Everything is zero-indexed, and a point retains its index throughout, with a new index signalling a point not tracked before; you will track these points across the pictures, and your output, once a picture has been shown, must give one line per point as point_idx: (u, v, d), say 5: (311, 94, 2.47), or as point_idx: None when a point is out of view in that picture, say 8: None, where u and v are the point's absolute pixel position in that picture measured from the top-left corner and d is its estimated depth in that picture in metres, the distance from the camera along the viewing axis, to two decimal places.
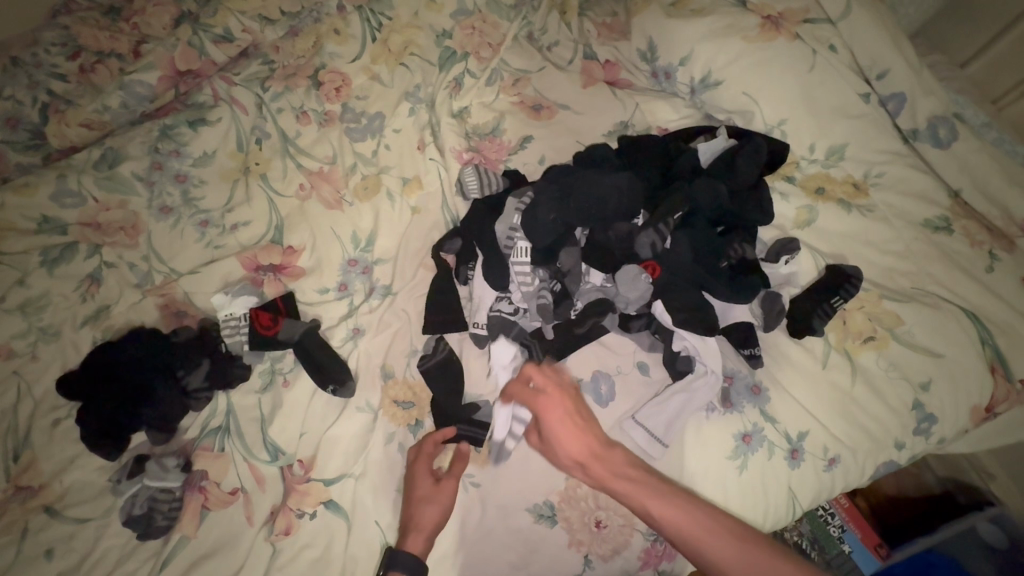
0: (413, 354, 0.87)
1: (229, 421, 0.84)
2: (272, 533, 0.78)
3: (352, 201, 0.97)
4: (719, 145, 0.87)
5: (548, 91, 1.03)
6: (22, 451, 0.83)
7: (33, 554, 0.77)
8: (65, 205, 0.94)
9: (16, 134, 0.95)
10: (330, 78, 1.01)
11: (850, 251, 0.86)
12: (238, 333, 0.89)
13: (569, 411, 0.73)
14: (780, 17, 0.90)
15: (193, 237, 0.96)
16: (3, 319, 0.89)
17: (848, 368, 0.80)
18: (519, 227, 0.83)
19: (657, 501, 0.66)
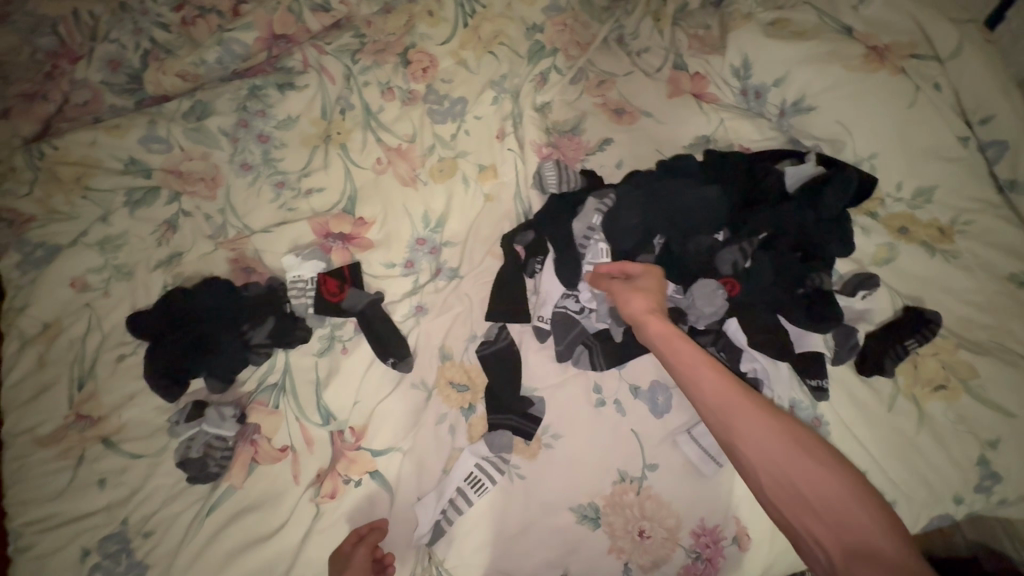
0: (471, 339, 0.86)
1: (285, 379, 0.86)
2: (317, 494, 0.79)
3: (427, 180, 0.98)
4: (807, 171, 0.85)
5: (632, 97, 1.02)
6: (86, 381, 0.87)
7: (89, 481, 0.81)
8: (152, 150, 0.97)
9: (116, 77, 0.99)
10: (418, 58, 1.02)
11: (929, 296, 0.84)
12: (304, 295, 0.90)
13: (653, 297, 0.75)
14: (886, 50, 0.89)
15: (268, 197, 0.98)
16: (85, 252, 0.93)
17: (914, 414, 0.78)
18: (597, 228, 0.85)
19: (771, 451, 0.63)
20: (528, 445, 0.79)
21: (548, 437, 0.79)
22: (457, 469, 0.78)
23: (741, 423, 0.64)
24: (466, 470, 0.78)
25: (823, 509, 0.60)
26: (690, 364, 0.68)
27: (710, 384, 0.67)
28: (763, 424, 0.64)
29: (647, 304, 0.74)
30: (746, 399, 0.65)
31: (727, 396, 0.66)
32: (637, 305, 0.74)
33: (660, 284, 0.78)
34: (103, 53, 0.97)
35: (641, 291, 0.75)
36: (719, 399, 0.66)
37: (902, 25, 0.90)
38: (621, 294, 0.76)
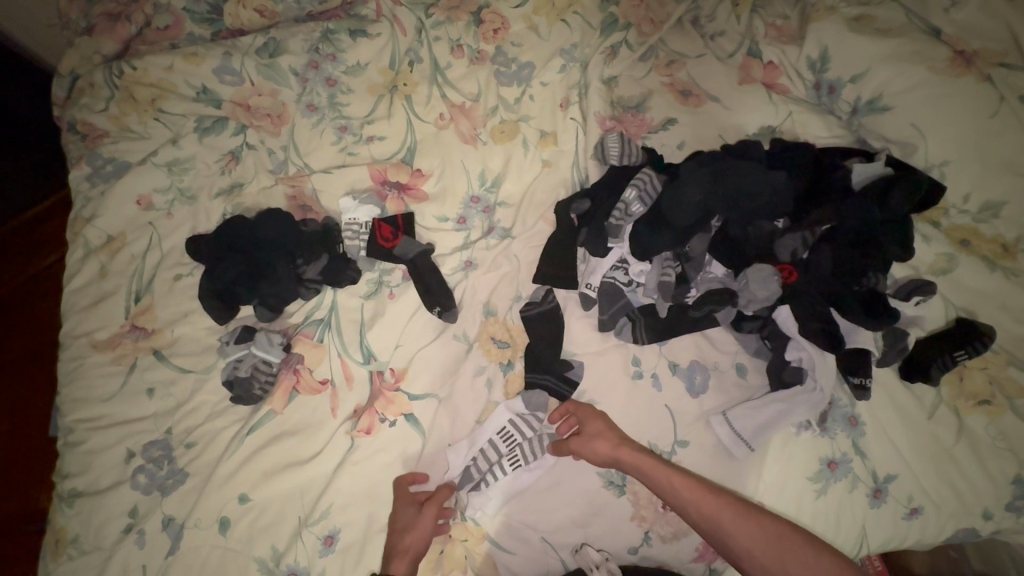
0: (516, 300, 0.88)
1: (331, 316, 0.88)
2: (353, 428, 0.81)
3: (487, 140, 0.98)
4: (875, 169, 0.83)
5: (701, 79, 1.01)
6: (143, 295, 0.90)
7: (139, 388, 0.85)
8: (224, 82, 0.99)
9: (198, 5, 1.01)
10: (490, 18, 1.01)
11: (983, 312, 0.82)
12: (357, 238, 0.92)
13: (605, 439, 0.75)
14: (974, 56, 0.86)
15: (330, 140, 1.00)
16: (153, 172, 0.96)
17: (953, 425, 0.78)
18: (631, 202, 0.84)
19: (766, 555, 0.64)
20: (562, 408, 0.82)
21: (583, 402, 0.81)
22: (489, 421, 0.80)
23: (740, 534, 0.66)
24: (499, 424, 0.80)
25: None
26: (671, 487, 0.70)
27: (689, 501, 0.69)
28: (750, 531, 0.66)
29: (607, 444, 0.74)
30: (722, 507, 0.68)
31: (708, 511, 0.68)
32: (595, 451, 0.74)
33: (608, 419, 0.77)
34: None
35: (593, 436, 0.75)
36: (705, 518, 0.68)
37: (994, 32, 0.86)
38: (577, 447, 0.76)
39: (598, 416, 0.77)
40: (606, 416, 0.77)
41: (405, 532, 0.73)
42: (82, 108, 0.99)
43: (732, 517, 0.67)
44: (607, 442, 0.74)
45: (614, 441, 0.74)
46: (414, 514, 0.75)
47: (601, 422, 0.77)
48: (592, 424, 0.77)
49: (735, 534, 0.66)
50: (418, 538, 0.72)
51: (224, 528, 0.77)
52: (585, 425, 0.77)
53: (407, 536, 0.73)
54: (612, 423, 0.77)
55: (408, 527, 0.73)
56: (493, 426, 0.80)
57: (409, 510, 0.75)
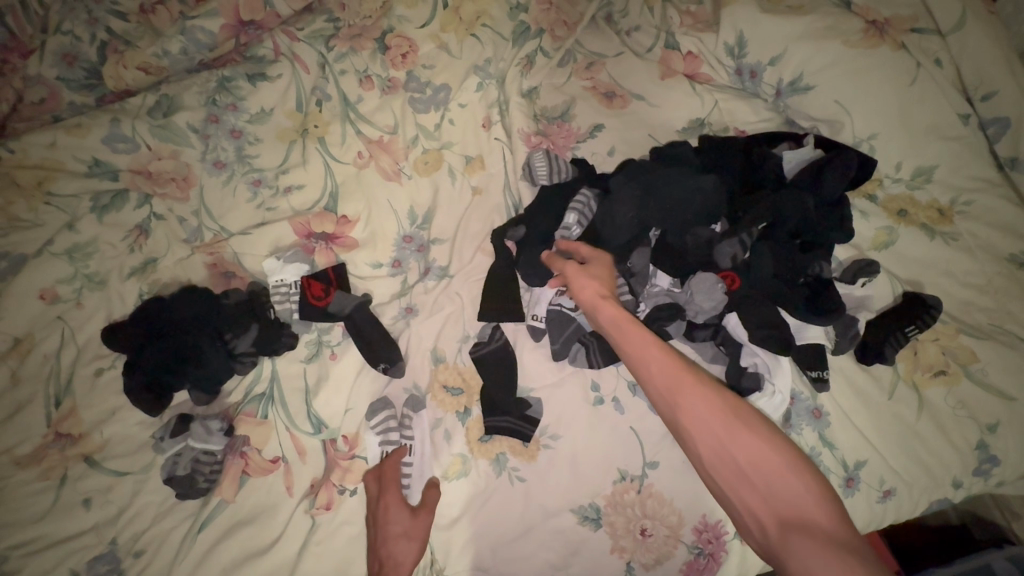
0: (464, 340, 0.84)
1: (272, 388, 0.83)
2: (312, 506, 0.77)
3: (411, 174, 0.93)
4: (806, 154, 0.82)
5: (622, 79, 0.98)
6: (63, 398, 0.83)
7: (72, 502, 0.78)
8: (117, 151, 0.91)
9: (72, 72, 0.92)
10: (397, 42, 0.95)
11: (928, 280, 0.82)
12: (288, 300, 0.86)
13: (605, 283, 0.75)
14: (886, 24, 0.85)
15: (245, 197, 0.93)
16: (52, 262, 0.87)
17: (915, 401, 0.77)
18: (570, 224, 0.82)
19: (726, 439, 0.62)
20: (526, 447, 0.78)
21: (547, 438, 0.78)
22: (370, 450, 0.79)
23: (697, 400, 0.64)
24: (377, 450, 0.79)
25: (754, 476, 0.60)
26: (647, 344, 0.67)
27: (658, 366, 0.66)
28: (706, 397, 0.64)
29: (597, 288, 0.74)
30: (690, 373, 0.66)
31: (672, 374, 0.66)
32: (581, 286, 0.74)
33: (613, 273, 0.77)
34: (55, 46, 0.90)
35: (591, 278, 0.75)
36: (668, 378, 0.66)
37: None
38: (571, 278, 0.75)
39: (605, 266, 0.77)
40: (613, 269, 0.77)
41: (398, 541, 0.73)
42: None
43: (696, 383, 0.65)
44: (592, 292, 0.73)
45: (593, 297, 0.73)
46: (407, 516, 0.74)
47: (597, 278, 0.75)
48: (599, 269, 0.76)
49: (697, 408, 0.64)
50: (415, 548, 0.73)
51: None
52: (590, 268, 0.76)
53: (404, 544, 0.73)
54: (615, 276, 0.77)
55: (404, 534, 0.73)
56: (372, 452, 0.79)
57: (401, 513, 0.74)
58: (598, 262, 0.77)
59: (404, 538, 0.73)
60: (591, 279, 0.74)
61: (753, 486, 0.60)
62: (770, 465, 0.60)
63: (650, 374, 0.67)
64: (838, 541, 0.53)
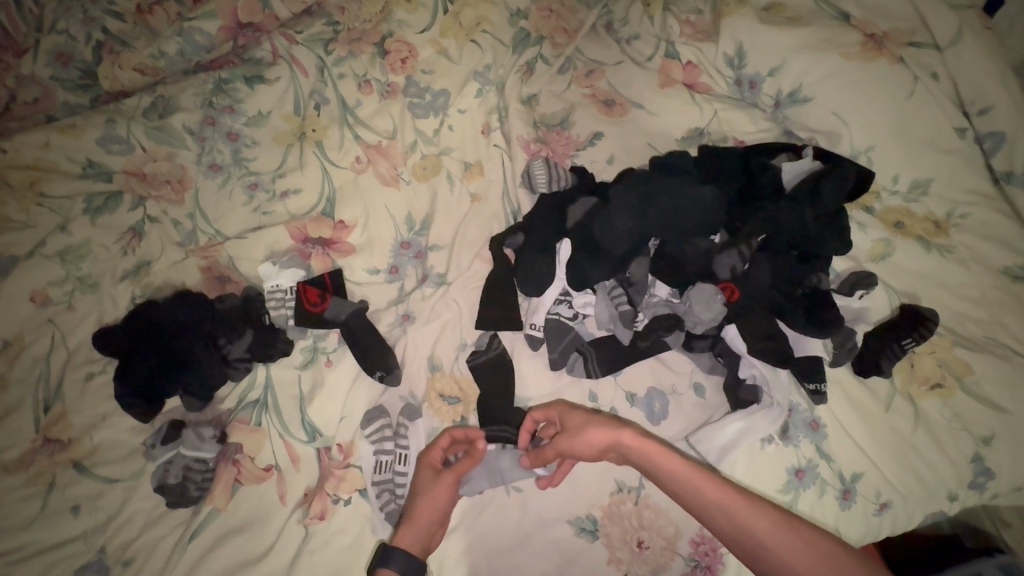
0: (461, 348, 0.83)
1: (266, 395, 0.82)
2: (305, 516, 0.76)
3: (409, 179, 0.93)
4: (804, 165, 0.82)
5: (622, 86, 0.98)
6: (53, 403, 0.81)
7: (60, 509, 0.76)
8: (112, 152, 0.90)
9: (66, 72, 0.90)
10: (396, 47, 0.95)
11: (923, 292, 0.82)
12: (284, 306, 0.86)
13: (603, 429, 0.71)
14: (884, 38, 0.85)
15: (241, 201, 0.92)
16: (43, 264, 0.86)
17: (910, 414, 0.77)
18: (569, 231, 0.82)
19: (772, 539, 0.62)
20: (523, 456, 0.78)
21: None
22: (364, 455, 0.78)
23: (763, 537, 0.62)
24: (372, 458, 0.78)
25: None
26: (678, 472, 0.66)
27: (712, 500, 0.65)
28: (766, 515, 0.64)
29: (601, 429, 0.71)
30: (724, 492, 0.65)
31: (729, 510, 0.64)
32: (584, 441, 0.71)
33: (587, 412, 0.75)
34: (49, 45, 0.89)
35: (582, 426, 0.72)
36: (716, 501, 0.65)
37: (900, 10, 0.86)
38: (564, 447, 0.72)
39: (575, 410, 0.75)
40: (578, 406, 0.76)
41: (419, 497, 0.72)
42: None
43: (765, 527, 0.63)
44: (611, 433, 0.70)
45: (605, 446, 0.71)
46: (434, 478, 0.73)
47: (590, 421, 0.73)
48: (574, 416, 0.74)
49: (764, 541, 0.62)
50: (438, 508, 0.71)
51: None
52: (567, 422, 0.74)
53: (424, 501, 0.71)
54: (589, 412, 0.74)
55: (426, 492, 0.72)
56: (365, 456, 0.78)
57: (427, 474, 0.74)
58: (573, 412, 0.74)
59: (422, 495, 0.72)
60: (597, 429, 0.71)
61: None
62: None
63: (701, 504, 0.65)
64: None
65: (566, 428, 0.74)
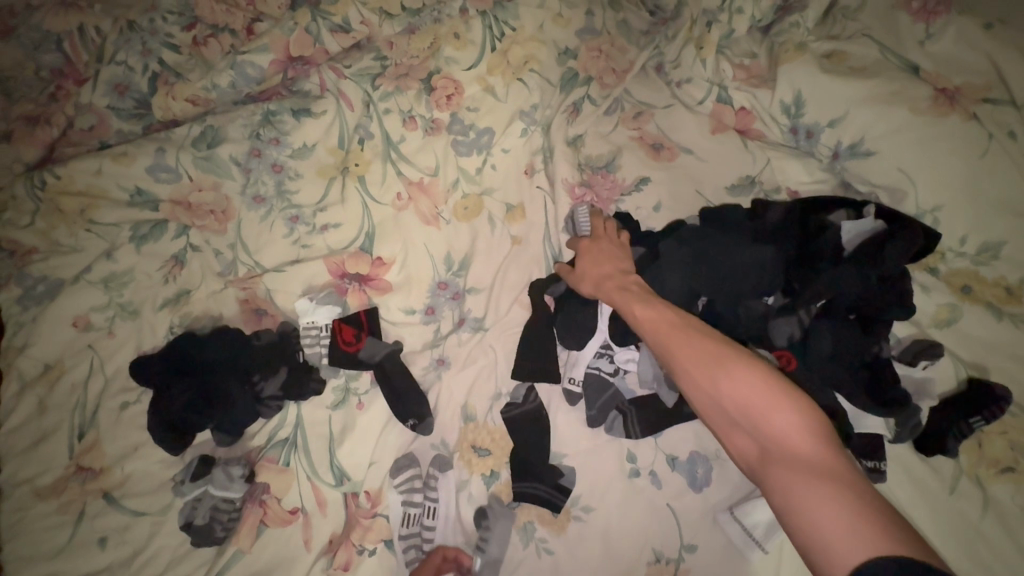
0: (496, 398, 0.81)
1: (297, 434, 0.81)
2: (330, 565, 0.74)
3: (450, 218, 0.92)
4: (866, 225, 0.77)
5: (671, 131, 0.96)
6: (87, 430, 0.82)
7: (88, 540, 0.76)
8: (160, 180, 0.91)
9: (123, 101, 0.93)
10: (442, 83, 0.94)
11: (995, 365, 0.75)
12: (318, 344, 0.84)
13: (607, 260, 0.77)
14: (957, 92, 0.81)
15: (281, 232, 0.92)
16: (88, 289, 0.88)
17: (977, 498, 0.71)
18: None
19: (685, 362, 0.61)
20: (557, 517, 0.74)
21: (578, 509, 0.74)
22: (392, 509, 0.76)
23: (686, 355, 0.61)
24: (400, 511, 0.76)
25: (751, 429, 0.54)
26: (640, 310, 0.68)
27: (645, 326, 0.66)
28: (689, 338, 0.62)
29: (598, 273, 0.77)
30: (671, 324, 0.64)
31: (659, 337, 0.64)
32: (587, 281, 0.77)
33: (609, 248, 0.79)
34: (108, 75, 0.92)
35: (587, 269, 0.78)
36: (653, 328, 0.65)
37: (975, 63, 0.81)
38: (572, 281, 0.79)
39: (597, 245, 0.79)
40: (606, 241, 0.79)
41: None
42: (5, 224, 0.90)
43: (683, 341, 0.62)
44: (603, 283, 0.75)
45: (618, 275, 0.75)
46: None
47: (607, 255, 0.78)
48: (586, 257, 0.79)
49: (682, 357, 0.61)
50: None
51: None
52: (581, 260, 0.79)
53: None
54: (611, 251, 0.78)
55: None
56: (393, 506, 0.76)
57: None
58: (590, 246, 0.80)
59: None
60: (600, 268, 0.77)
61: (753, 426, 0.54)
62: (756, 411, 0.54)
63: (642, 327, 0.67)
64: (823, 475, 0.48)
65: (587, 255, 0.79)
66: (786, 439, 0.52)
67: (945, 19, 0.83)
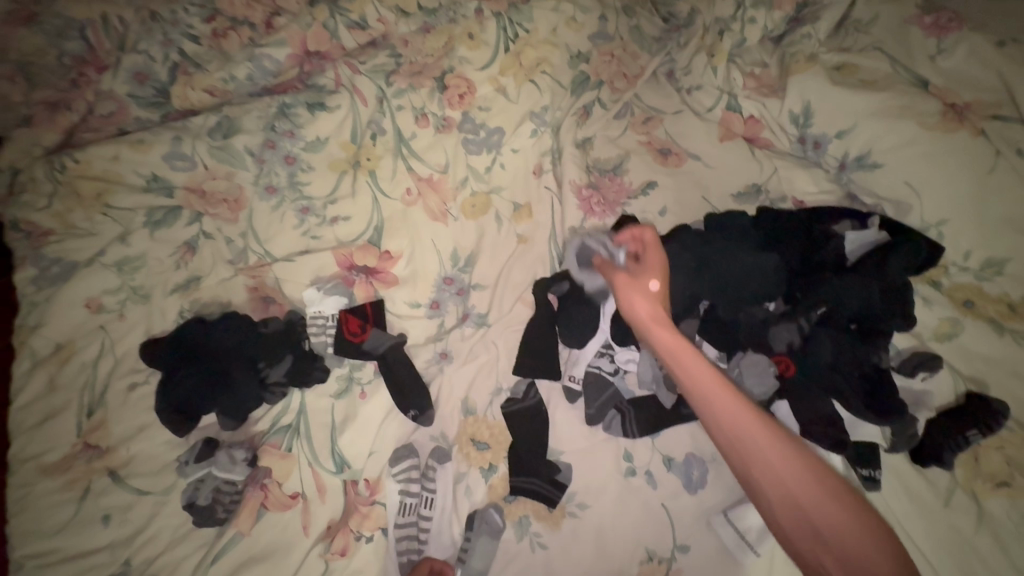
0: (496, 393, 0.82)
1: (299, 421, 0.82)
2: (327, 550, 0.75)
3: (458, 215, 0.93)
4: (868, 237, 0.79)
5: (679, 137, 0.97)
6: (95, 409, 0.83)
7: (92, 517, 0.78)
8: (175, 168, 0.93)
9: (142, 89, 0.95)
10: (455, 82, 0.95)
11: (995, 380, 0.75)
12: (324, 333, 0.86)
13: (661, 290, 0.71)
14: (966, 108, 0.81)
15: (292, 223, 0.94)
16: (101, 272, 0.90)
17: (972, 512, 0.70)
18: None
19: (744, 438, 0.62)
20: (551, 512, 0.75)
21: (572, 505, 0.75)
22: (389, 498, 0.77)
23: (744, 431, 0.62)
24: (397, 500, 0.77)
25: (803, 514, 0.59)
26: (690, 363, 0.66)
27: (700, 390, 0.65)
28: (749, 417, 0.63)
29: (654, 295, 0.70)
30: (728, 395, 0.64)
31: (714, 408, 0.64)
32: (637, 298, 0.70)
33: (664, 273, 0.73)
34: (129, 64, 0.93)
35: (643, 285, 0.71)
36: (702, 393, 0.65)
37: (985, 80, 0.81)
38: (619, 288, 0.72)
39: (658, 266, 0.73)
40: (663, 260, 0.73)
41: None
42: (23, 205, 0.92)
43: (739, 418, 0.63)
44: (654, 310, 0.69)
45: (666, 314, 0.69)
46: None
47: (659, 276, 0.72)
48: (647, 272, 0.72)
49: (739, 434, 0.62)
50: None
51: None
52: (638, 276, 0.73)
53: None
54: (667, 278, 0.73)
55: None
56: (391, 495, 0.77)
57: None
58: (648, 262, 0.74)
59: None
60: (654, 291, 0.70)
61: (800, 510, 0.59)
62: (809, 504, 0.59)
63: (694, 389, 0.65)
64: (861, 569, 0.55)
65: (644, 270, 0.73)
66: (834, 530, 0.57)
67: (957, 36, 0.84)
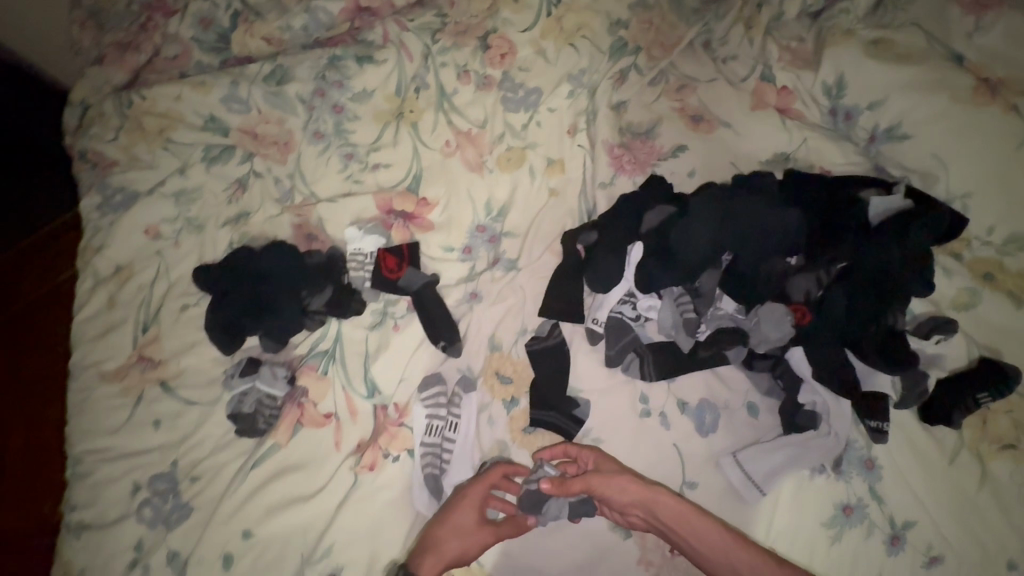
0: (522, 333, 0.87)
1: (336, 348, 0.88)
2: (357, 464, 0.81)
3: (493, 168, 0.97)
4: (894, 203, 0.80)
5: (712, 105, 0.99)
6: (150, 324, 0.90)
7: (144, 421, 0.84)
8: (232, 110, 0.99)
9: (206, 34, 1.01)
10: (498, 43, 1.00)
11: (1009, 349, 0.77)
12: (362, 269, 0.92)
13: (610, 467, 0.75)
14: (999, 83, 0.83)
15: (336, 168, 0.99)
16: (161, 202, 0.96)
17: (976, 472, 0.73)
18: (643, 234, 0.84)
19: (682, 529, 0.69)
20: (569, 444, 0.80)
21: (589, 440, 0.80)
22: (416, 421, 0.82)
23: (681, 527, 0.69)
24: (425, 423, 0.82)
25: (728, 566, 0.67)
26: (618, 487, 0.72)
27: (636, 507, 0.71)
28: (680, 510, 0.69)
29: (605, 474, 0.74)
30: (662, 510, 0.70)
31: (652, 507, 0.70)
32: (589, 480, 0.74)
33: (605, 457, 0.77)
34: (196, 10, 1.00)
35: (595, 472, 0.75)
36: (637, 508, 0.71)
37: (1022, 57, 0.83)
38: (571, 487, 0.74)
39: (599, 457, 0.77)
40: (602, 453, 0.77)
41: (454, 533, 0.73)
42: (92, 137, 1.00)
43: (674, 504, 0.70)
44: (594, 484, 0.73)
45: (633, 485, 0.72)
46: (473, 520, 0.74)
47: (602, 464, 0.76)
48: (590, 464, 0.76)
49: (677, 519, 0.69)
50: (465, 549, 0.72)
51: (228, 564, 0.76)
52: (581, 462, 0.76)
53: (455, 540, 0.72)
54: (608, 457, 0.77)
55: (461, 532, 0.73)
56: (416, 420, 0.82)
57: (468, 513, 0.74)
58: (585, 449, 0.77)
59: (461, 533, 0.73)
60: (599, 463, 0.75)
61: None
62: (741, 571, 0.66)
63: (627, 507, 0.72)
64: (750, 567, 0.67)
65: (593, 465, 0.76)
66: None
67: (996, 14, 0.85)
